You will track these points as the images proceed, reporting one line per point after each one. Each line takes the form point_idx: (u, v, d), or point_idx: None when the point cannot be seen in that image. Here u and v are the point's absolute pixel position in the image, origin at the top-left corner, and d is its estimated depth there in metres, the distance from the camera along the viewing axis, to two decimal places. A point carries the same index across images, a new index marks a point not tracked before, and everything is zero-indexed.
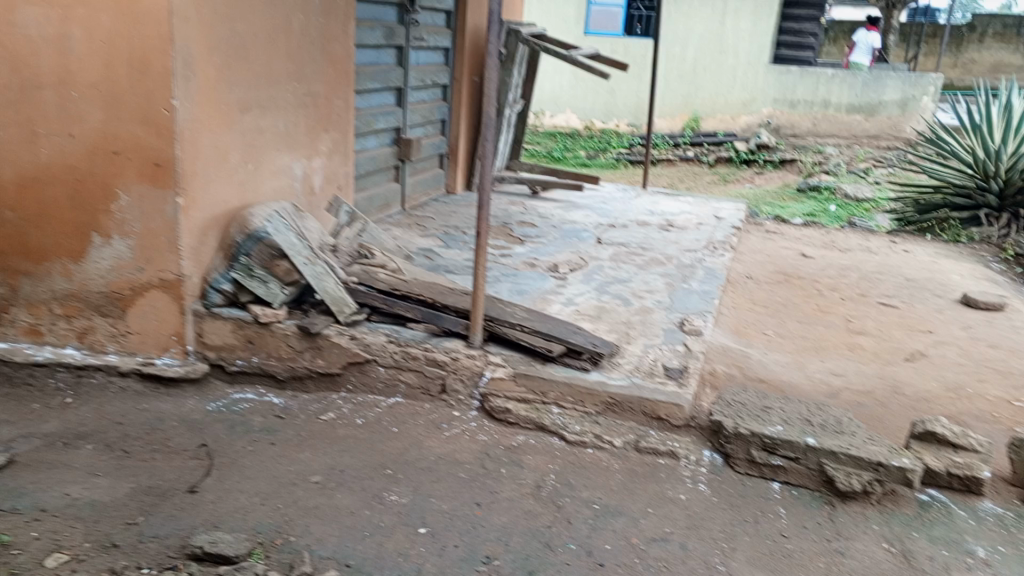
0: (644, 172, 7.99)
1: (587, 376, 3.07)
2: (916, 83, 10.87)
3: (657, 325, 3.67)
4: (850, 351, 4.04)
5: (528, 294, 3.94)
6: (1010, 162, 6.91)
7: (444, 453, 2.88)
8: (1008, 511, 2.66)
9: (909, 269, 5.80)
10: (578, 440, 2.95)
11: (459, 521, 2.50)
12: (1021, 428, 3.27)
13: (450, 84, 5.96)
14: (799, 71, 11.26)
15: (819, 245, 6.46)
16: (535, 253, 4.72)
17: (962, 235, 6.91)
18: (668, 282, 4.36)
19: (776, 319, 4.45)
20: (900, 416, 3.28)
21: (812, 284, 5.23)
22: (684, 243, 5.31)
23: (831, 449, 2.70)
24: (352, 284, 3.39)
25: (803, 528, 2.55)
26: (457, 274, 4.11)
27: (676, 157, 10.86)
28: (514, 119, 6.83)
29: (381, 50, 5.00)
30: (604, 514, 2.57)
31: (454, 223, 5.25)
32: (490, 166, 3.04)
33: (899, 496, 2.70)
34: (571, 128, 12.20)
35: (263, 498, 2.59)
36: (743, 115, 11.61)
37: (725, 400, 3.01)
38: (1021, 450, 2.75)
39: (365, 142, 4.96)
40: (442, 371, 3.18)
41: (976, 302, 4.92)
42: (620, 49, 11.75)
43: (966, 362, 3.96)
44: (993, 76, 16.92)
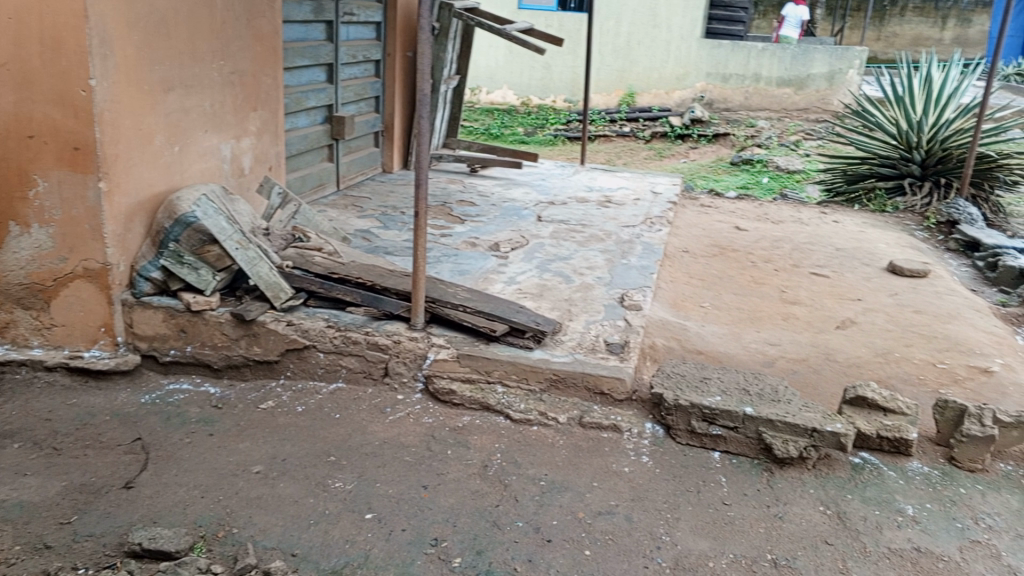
0: (582, 148, 8.02)
1: (530, 354, 3.08)
2: (843, 56, 11.14)
3: (598, 301, 3.70)
4: (785, 320, 4.15)
5: (469, 274, 3.92)
6: (931, 133, 7.19)
7: (389, 437, 2.86)
8: (934, 469, 2.78)
9: (838, 239, 5.97)
10: (523, 418, 2.96)
11: (405, 504, 2.49)
12: (945, 389, 3.41)
13: (383, 60, 5.85)
14: (730, 46, 11.43)
15: (753, 218, 6.60)
16: (475, 232, 4.70)
17: (888, 205, 7.13)
18: (608, 258, 4.40)
19: (713, 292, 4.54)
20: (832, 382, 3.39)
21: (746, 256, 5.34)
22: (623, 219, 5.35)
23: (768, 416, 2.76)
24: (287, 268, 3.32)
25: (743, 495, 2.62)
26: (396, 255, 4.07)
27: (612, 133, 10.90)
28: (450, 95, 6.75)
29: (310, 25, 4.86)
30: (550, 490, 2.59)
31: (392, 202, 5.18)
32: (427, 143, 2.99)
33: (834, 459, 2.80)
34: (508, 105, 12.16)
35: (203, 491, 2.53)
36: (677, 90, 11.75)
37: (665, 372, 3.06)
38: (945, 411, 2.87)
39: (296, 121, 4.84)
40: (383, 354, 3.14)
41: (902, 270, 5.11)
42: (555, 24, 11.69)
43: (893, 328, 4.10)
44: (913, 49, 17.47)
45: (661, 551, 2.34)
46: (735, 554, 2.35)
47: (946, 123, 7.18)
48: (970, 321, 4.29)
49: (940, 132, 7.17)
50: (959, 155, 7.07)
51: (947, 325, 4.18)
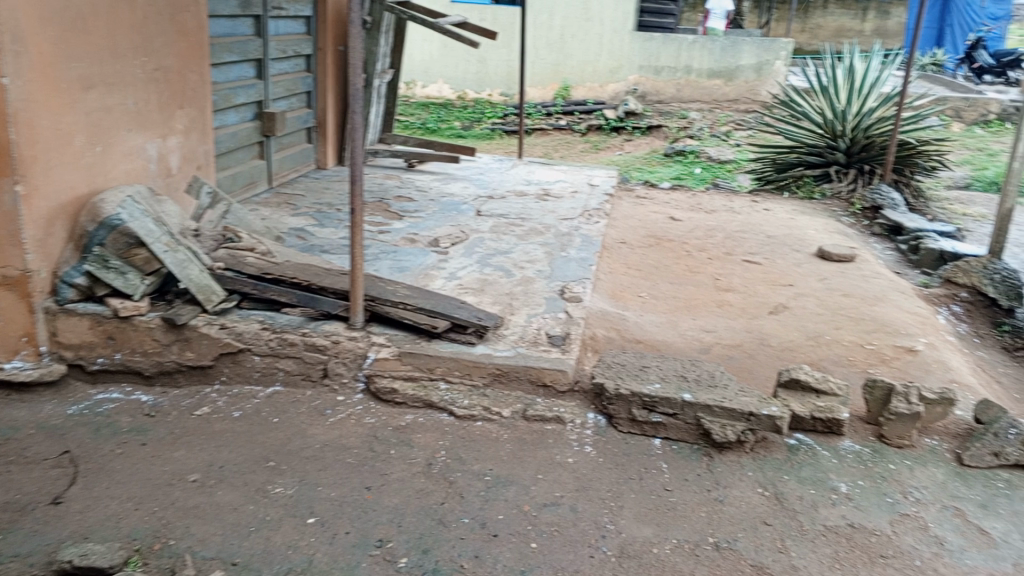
0: (519, 141, 8.03)
1: (472, 349, 3.07)
2: (769, 47, 11.38)
3: (539, 294, 3.71)
4: (720, 307, 4.24)
5: (409, 271, 3.88)
6: (855, 122, 7.43)
7: (330, 440, 2.81)
8: (865, 447, 2.87)
9: (769, 226, 6.13)
10: (466, 414, 2.95)
11: (349, 507, 2.45)
12: (873, 369, 3.54)
13: (314, 54, 5.73)
14: (662, 38, 11.59)
15: (687, 208, 6.71)
16: (413, 228, 4.66)
17: (815, 192, 7.35)
18: (548, 251, 4.41)
19: (650, 282, 4.60)
20: (767, 367, 3.48)
21: (681, 246, 5.43)
22: (561, 212, 5.38)
23: (706, 402, 2.82)
24: (219, 270, 3.24)
25: (684, 480, 2.67)
26: (333, 253, 4.00)
27: (549, 126, 10.94)
28: (384, 90, 6.68)
29: (237, 20, 4.73)
30: (495, 485, 2.59)
31: (327, 200, 5.10)
32: (361, 139, 2.94)
33: (771, 442, 2.87)
34: (443, 99, 12.10)
35: (137, 503, 2.45)
36: (611, 82, 11.88)
37: (606, 362, 3.09)
38: (873, 390, 2.98)
39: (224, 118, 4.71)
40: (322, 355, 3.09)
41: (830, 255, 5.27)
42: (488, 17, 11.67)
43: (823, 312, 4.23)
44: (836, 40, 18.03)
45: (606, 540, 2.37)
46: (678, 539, 2.39)
47: (869, 112, 7.43)
48: (895, 303, 4.45)
49: (863, 121, 7.41)
50: (882, 142, 7.32)
51: (874, 307, 4.34)
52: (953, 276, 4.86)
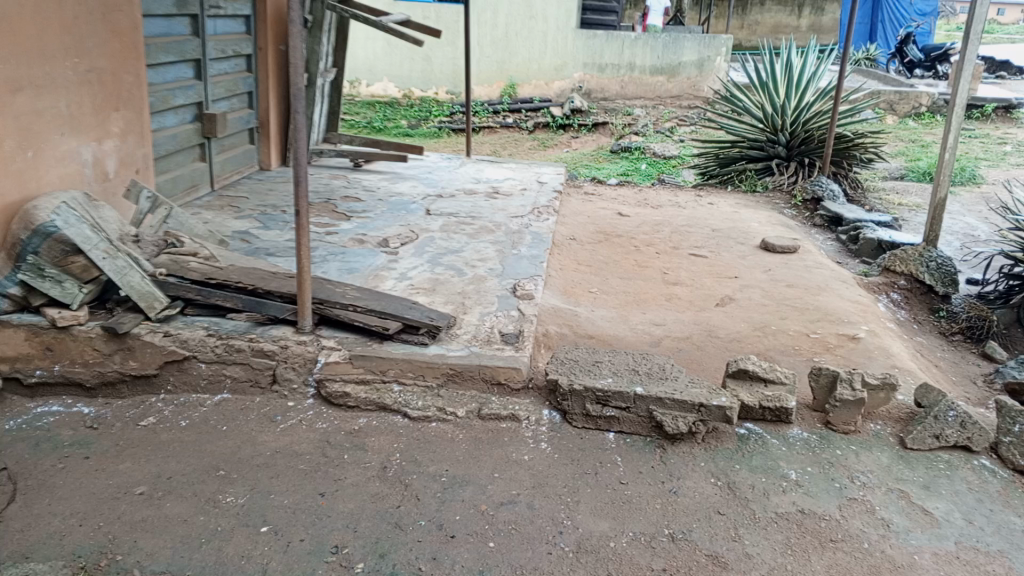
0: (466, 138, 8.00)
1: (425, 350, 3.05)
2: (710, 44, 11.69)
3: (491, 293, 3.70)
4: (669, 301, 4.30)
5: (359, 272, 3.84)
6: (794, 116, 7.60)
7: (281, 447, 2.76)
8: (812, 434, 2.94)
9: (714, 220, 6.23)
10: (421, 415, 2.93)
11: (303, 514, 2.41)
12: (818, 357, 3.63)
13: (254, 54, 5.62)
14: (605, 36, 11.67)
15: (634, 203, 6.78)
16: (362, 229, 4.60)
17: (758, 185, 7.49)
18: (499, 249, 4.40)
19: (600, 278, 4.63)
20: (715, 358, 3.54)
21: (630, 241, 5.48)
22: (511, 209, 5.38)
23: (658, 395, 2.85)
24: (161, 276, 3.17)
25: (638, 473, 2.69)
26: (279, 256, 3.93)
27: (496, 124, 10.92)
28: (328, 88, 6.58)
29: (173, 19, 4.61)
30: (452, 486, 2.58)
31: (272, 201, 5.00)
32: (305, 140, 2.89)
33: (721, 432, 2.90)
34: (389, 97, 12.01)
35: (81, 519, 2.37)
36: (556, 80, 11.92)
37: (559, 359, 3.11)
38: (819, 377, 3.04)
39: (162, 120, 4.58)
40: (271, 361, 3.03)
41: (774, 247, 5.38)
42: (432, 15, 11.59)
43: (768, 302, 4.32)
44: (774, 36, 18.44)
45: (564, 536, 2.38)
46: (634, 532, 2.41)
47: (807, 106, 7.61)
48: (837, 292, 4.57)
49: (802, 116, 7.61)
50: (820, 136, 7.52)
51: (817, 297, 4.44)
52: (891, 264, 5.00)
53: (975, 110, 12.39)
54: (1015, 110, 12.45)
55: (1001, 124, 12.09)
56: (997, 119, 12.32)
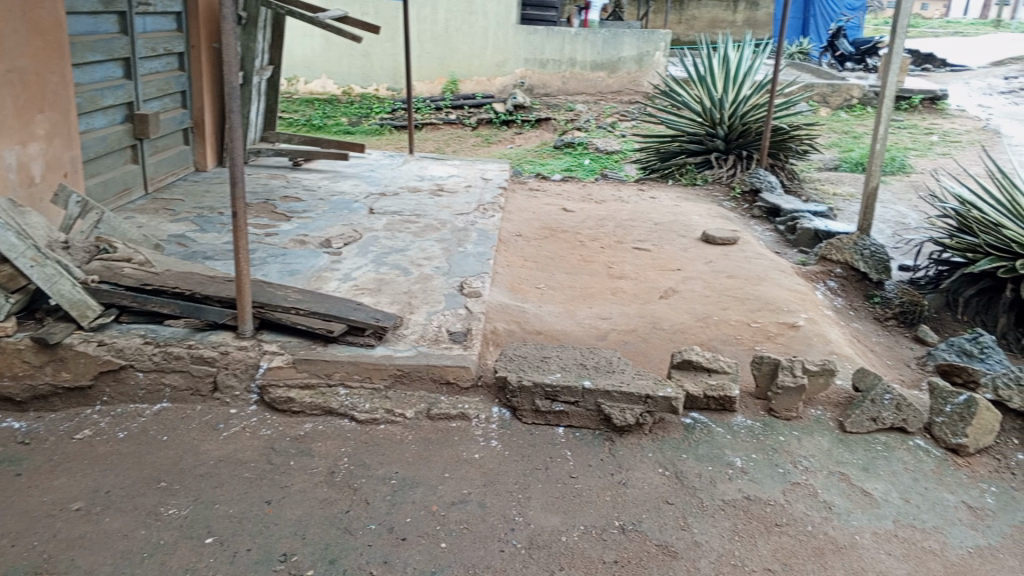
0: (409, 133, 7.78)
1: (371, 352, 3.02)
2: (649, 39, 11.93)
3: (437, 292, 3.68)
4: (614, 295, 4.33)
5: (301, 274, 3.77)
6: (731, 109, 7.74)
7: (225, 455, 2.69)
8: (756, 422, 2.99)
9: (656, 214, 6.31)
10: (368, 418, 2.89)
11: (249, 523, 2.36)
12: (759, 346, 3.70)
13: (187, 52, 5.48)
14: (545, 32, 11.73)
15: (578, 199, 6.82)
16: (303, 230, 4.53)
17: (698, 178, 7.62)
18: (445, 247, 4.38)
19: (546, 273, 4.65)
20: (660, 350, 3.59)
21: (574, 236, 5.52)
22: (456, 206, 5.36)
23: (605, 388, 2.87)
24: (93, 283, 3.08)
25: (588, 467, 2.71)
26: (217, 260, 3.83)
27: (439, 121, 10.85)
28: (264, 86, 6.45)
29: (99, 17, 4.45)
30: (401, 487, 2.55)
31: (209, 203, 4.88)
32: (241, 140, 2.82)
33: (668, 423, 2.95)
34: (328, 94, 11.83)
35: (13, 539, 2.27)
36: (498, 76, 11.91)
37: (508, 356, 3.11)
38: (761, 365, 3.11)
39: (91, 121, 4.43)
40: (211, 367, 2.95)
41: (714, 239, 5.47)
42: (371, 11, 11.47)
43: (710, 293, 4.39)
44: (711, 31, 18.76)
45: (515, 533, 2.38)
46: (585, 526, 2.42)
47: (744, 100, 7.75)
48: (776, 281, 4.67)
49: (739, 108, 7.74)
50: (757, 129, 7.68)
51: (757, 286, 4.54)
52: (828, 253, 5.13)
53: (903, 102, 12.83)
54: (940, 101, 12.93)
55: (927, 115, 12.54)
56: (923, 110, 12.78)
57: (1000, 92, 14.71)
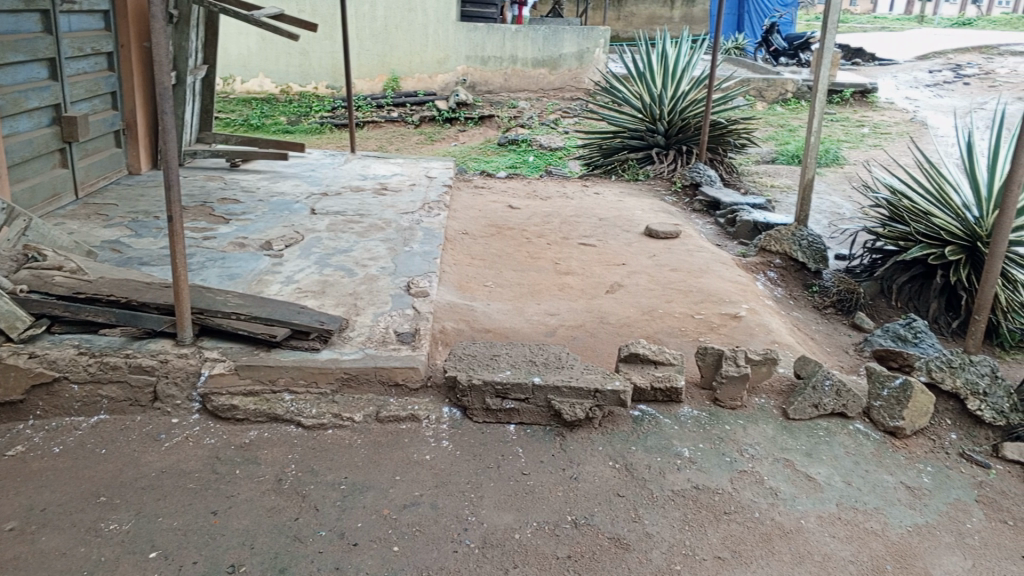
0: (350, 126, 7.42)
1: (316, 356, 2.98)
2: (589, 36, 11.99)
3: (384, 292, 3.65)
4: (562, 291, 4.35)
5: (241, 278, 3.69)
6: (671, 105, 7.87)
7: (167, 466, 2.61)
8: (702, 412, 3.04)
9: (600, 209, 6.37)
10: (315, 423, 2.83)
11: (194, 535, 2.30)
12: (703, 337, 3.76)
13: (116, 51, 5.30)
14: (486, 29, 11.71)
15: (522, 196, 6.83)
16: (243, 232, 4.43)
17: (640, 173, 7.70)
18: (390, 247, 4.34)
19: (494, 271, 4.65)
20: (607, 344, 3.62)
21: (521, 233, 5.52)
22: (400, 205, 5.32)
23: (555, 384, 2.88)
24: (22, 293, 3.02)
25: (539, 463, 2.72)
26: (154, 265, 3.72)
27: (380, 119, 10.76)
28: (199, 87, 6.29)
29: (20, 16, 4.27)
30: (352, 492, 2.52)
31: (144, 207, 4.74)
32: (175, 143, 2.73)
33: (617, 416, 2.98)
34: (266, 94, 11.61)
35: None
36: (439, 73, 11.86)
37: (457, 355, 3.09)
38: (705, 356, 3.16)
39: (15, 125, 4.25)
40: (150, 377, 2.86)
41: (657, 233, 5.54)
42: (308, 9, 11.28)
43: (655, 287, 4.46)
44: (649, 27, 19.03)
45: (468, 533, 2.37)
46: (538, 522, 2.42)
47: (683, 95, 7.86)
48: (718, 273, 4.75)
49: (679, 104, 7.86)
50: (696, 124, 7.81)
51: (699, 279, 4.61)
52: (767, 245, 5.24)
53: (835, 95, 13.21)
54: (870, 94, 13.34)
55: (858, 108, 12.93)
56: (854, 103, 13.18)
57: (925, 85, 15.26)
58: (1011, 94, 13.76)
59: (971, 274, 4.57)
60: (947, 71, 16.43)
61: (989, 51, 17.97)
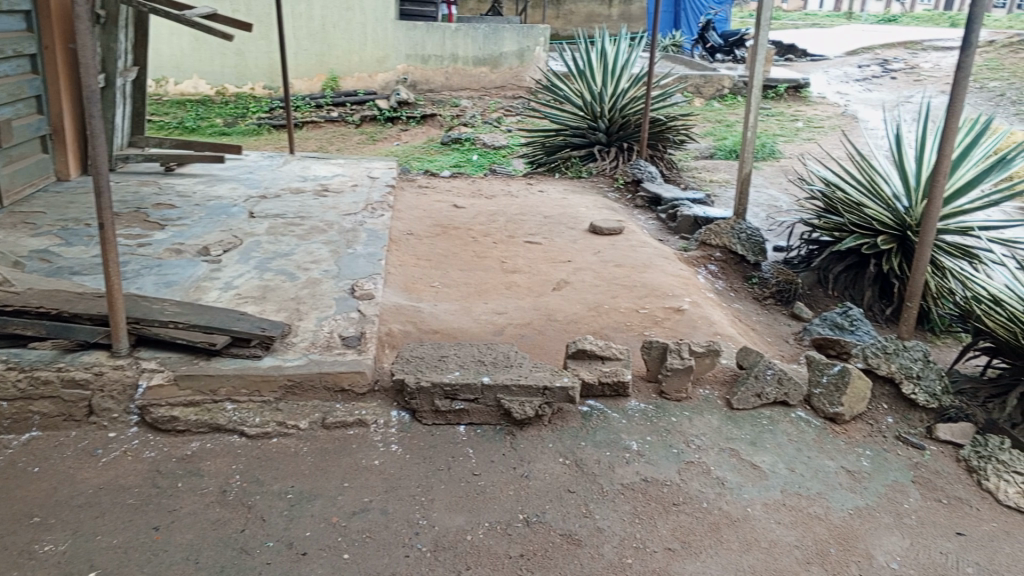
0: (288, 122, 7.08)
1: (258, 363, 2.93)
2: (529, 34, 12.03)
3: (328, 296, 3.60)
4: (509, 289, 4.35)
5: (178, 285, 3.59)
6: (611, 103, 7.95)
7: (105, 482, 2.52)
8: (649, 405, 3.08)
9: (545, 207, 6.39)
10: (259, 432, 2.77)
11: (135, 552, 2.22)
12: (649, 331, 3.81)
13: (39, 53, 5.11)
14: (425, 28, 11.65)
15: (467, 195, 6.82)
16: (179, 238, 4.31)
17: (583, 171, 7.77)
18: (333, 249, 4.28)
19: (440, 271, 4.62)
20: (556, 341, 3.64)
21: (466, 233, 5.51)
22: (343, 207, 5.25)
23: (504, 382, 2.88)
24: None
25: (490, 462, 2.71)
26: (86, 275, 3.60)
27: (320, 119, 10.62)
28: (129, 89, 6.11)
29: None
30: (299, 501, 2.47)
31: (73, 215, 4.57)
32: (104, 147, 2.64)
33: (566, 412, 2.99)
34: (201, 95, 11.34)
35: None
36: (378, 73, 11.76)
37: (404, 358, 3.06)
38: (651, 350, 3.20)
39: None
40: (84, 391, 2.76)
41: (601, 229, 5.59)
42: (242, 8, 11.05)
43: (600, 283, 4.49)
44: (588, 25, 19.23)
45: (420, 536, 2.35)
46: (490, 522, 2.42)
47: (622, 93, 7.94)
48: (661, 268, 4.81)
49: (618, 102, 7.94)
50: (636, 121, 7.91)
51: (643, 274, 4.67)
52: (707, 238, 5.33)
53: (770, 90, 13.52)
54: (803, 89, 13.69)
55: (792, 103, 13.25)
56: (788, 98, 13.51)
57: (855, 80, 15.74)
58: (936, 88, 14.28)
59: (902, 262, 4.73)
60: (875, 66, 16.97)
61: (914, 46, 18.61)
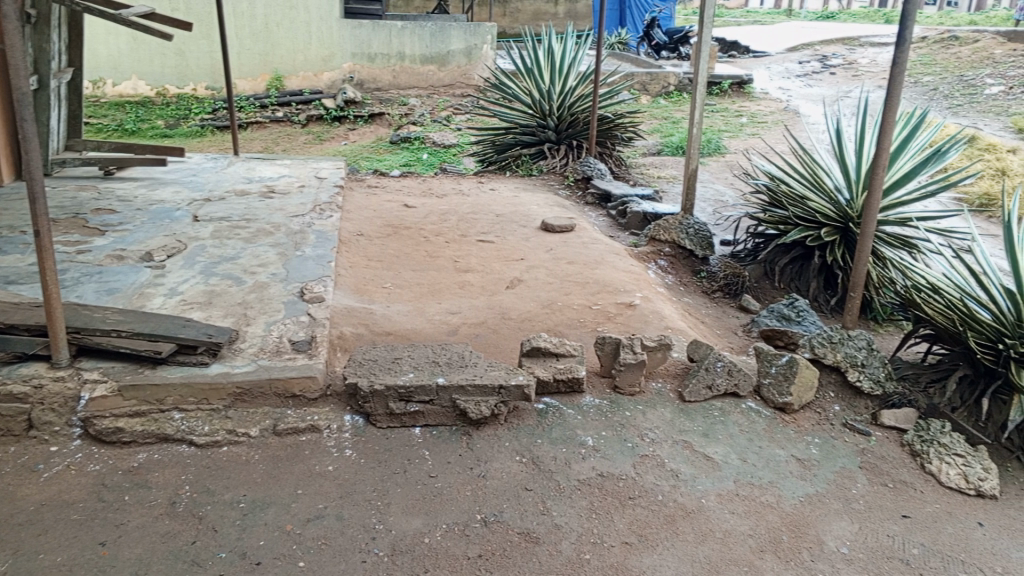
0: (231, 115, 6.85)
1: (205, 370, 2.87)
2: (476, 32, 11.99)
3: (276, 300, 3.53)
4: (462, 289, 4.34)
5: (120, 292, 3.49)
6: (559, 100, 7.98)
7: (47, 498, 2.43)
8: (603, 400, 3.10)
9: (496, 205, 6.39)
10: (209, 441, 2.71)
11: (80, 570, 2.15)
12: (602, 327, 3.83)
13: None
14: (370, 25, 11.53)
15: (418, 194, 6.77)
16: (120, 243, 4.19)
17: (534, 168, 7.79)
18: (281, 252, 4.21)
19: (391, 272, 4.58)
20: (510, 339, 3.64)
21: (418, 232, 5.47)
22: (290, 208, 5.17)
23: (459, 383, 2.87)
24: None
25: (446, 463, 2.70)
26: (22, 284, 3.47)
27: (265, 119, 10.43)
28: (63, 91, 5.91)
29: None
30: (252, 510, 2.43)
31: (7, 222, 4.40)
32: (37, 151, 2.55)
33: (521, 411, 3.00)
34: (141, 96, 11.04)
35: None
36: (324, 72, 11.62)
37: (357, 361, 3.03)
38: (604, 346, 3.22)
39: None
40: (23, 404, 2.67)
41: (552, 227, 5.60)
42: (181, 7, 10.80)
43: (552, 280, 4.51)
44: (535, 23, 19.30)
45: (377, 541, 2.32)
46: (447, 524, 2.41)
47: (570, 91, 7.97)
48: (612, 264, 4.85)
49: (567, 100, 7.97)
50: (584, 118, 7.97)
51: (595, 270, 4.70)
52: (657, 234, 5.38)
53: (714, 87, 13.73)
54: (747, 85, 13.94)
55: (736, 99, 13.48)
56: (733, 94, 13.74)
57: (796, 75, 16.08)
58: (872, 83, 14.68)
59: (845, 253, 4.85)
60: (814, 62, 17.36)
61: (851, 42, 19.11)
